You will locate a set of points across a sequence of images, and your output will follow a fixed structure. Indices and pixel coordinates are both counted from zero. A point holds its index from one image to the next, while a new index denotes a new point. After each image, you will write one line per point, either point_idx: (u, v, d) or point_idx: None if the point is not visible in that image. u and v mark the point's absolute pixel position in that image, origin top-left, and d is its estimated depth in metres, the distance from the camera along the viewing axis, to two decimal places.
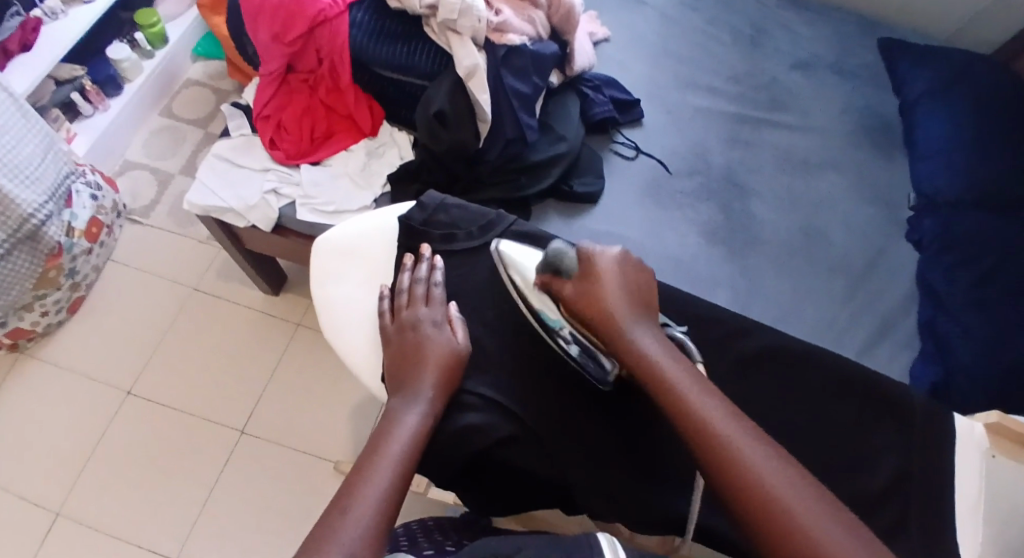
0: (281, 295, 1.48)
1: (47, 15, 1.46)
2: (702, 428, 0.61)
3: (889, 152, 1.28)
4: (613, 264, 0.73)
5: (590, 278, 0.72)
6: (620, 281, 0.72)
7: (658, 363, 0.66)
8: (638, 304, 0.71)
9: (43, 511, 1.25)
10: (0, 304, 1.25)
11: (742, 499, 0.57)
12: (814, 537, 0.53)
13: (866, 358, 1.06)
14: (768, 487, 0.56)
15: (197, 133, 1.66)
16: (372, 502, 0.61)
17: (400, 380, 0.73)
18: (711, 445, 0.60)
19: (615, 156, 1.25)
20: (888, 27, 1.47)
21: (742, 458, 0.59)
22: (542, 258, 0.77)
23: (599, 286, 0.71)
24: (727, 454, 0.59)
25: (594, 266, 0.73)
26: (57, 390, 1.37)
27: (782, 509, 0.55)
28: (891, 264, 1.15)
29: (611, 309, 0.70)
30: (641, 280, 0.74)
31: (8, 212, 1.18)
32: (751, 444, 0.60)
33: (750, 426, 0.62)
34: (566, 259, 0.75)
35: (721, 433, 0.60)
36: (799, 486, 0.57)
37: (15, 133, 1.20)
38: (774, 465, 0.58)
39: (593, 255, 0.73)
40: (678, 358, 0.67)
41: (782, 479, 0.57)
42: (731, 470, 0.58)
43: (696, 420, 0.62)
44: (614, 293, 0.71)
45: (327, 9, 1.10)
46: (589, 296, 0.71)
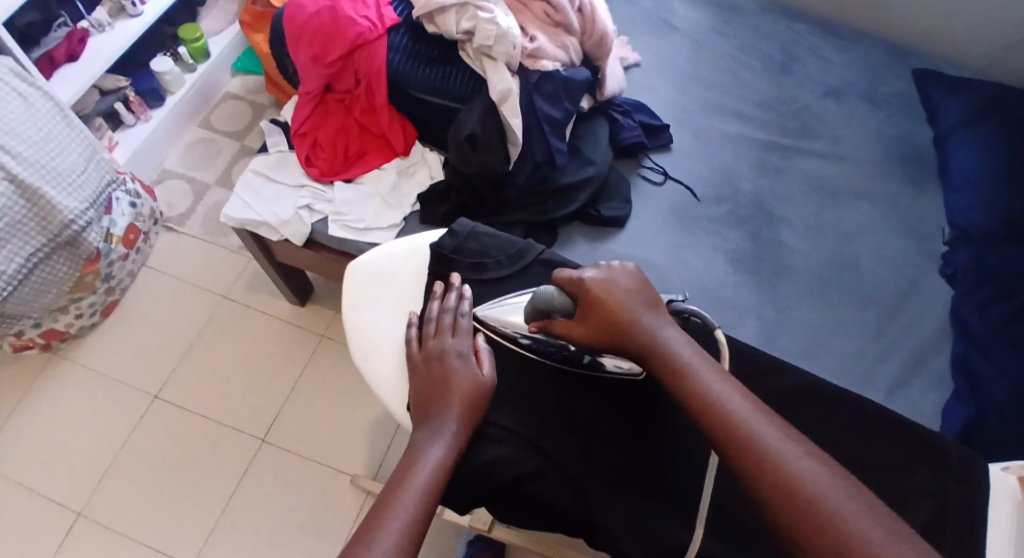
0: (307, 306, 1.50)
1: (93, 27, 1.50)
2: (727, 427, 0.63)
3: (923, 184, 1.26)
4: (617, 274, 0.75)
5: (590, 300, 0.73)
6: (627, 288, 0.74)
7: (682, 361, 0.68)
8: (650, 307, 0.73)
9: (67, 512, 1.28)
10: (37, 307, 1.29)
11: (773, 492, 0.58)
12: (847, 528, 0.55)
13: (896, 395, 1.04)
14: (799, 477, 0.58)
15: (233, 144, 1.70)
16: (390, 542, 0.62)
17: (425, 413, 0.74)
18: (739, 441, 0.62)
19: (642, 181, 1.24)
20: (923, 56, 1.46)
21: (770, 451, 0.60)
22: (529, 306, 0.77)
23: (602, 303, 0.72)
24: (755, 449, 0.61)
25: (594, 280, 0.74)
26: (86, 393, 1.39)
27: (814, 500, 0.57)
28: (924, 298, 1.13)
29: (624, 315, 0.72)
30: (646, 286, 0.76)
31: (49, 217, 1.22)
32: (780, 440, 0.61)
33: (779, 424, 0.63)
34: (556, 299, 0.75)
35: (751, 432, 0.62)
36: (829, 476, 0.58)
37: (58, 142, 1.24)
38: (803, 455, 0.60)
39: (584, 279, 0.74)
40: (701, 355, 0.69)
41: (810, 468, 0.59)
42: (759, 464, 0.60)
43: (722, 416, 0.64)
44: (620, 305, 0.72)
45: (366, 32, 1.12)
46: (600, 303, 0.73)
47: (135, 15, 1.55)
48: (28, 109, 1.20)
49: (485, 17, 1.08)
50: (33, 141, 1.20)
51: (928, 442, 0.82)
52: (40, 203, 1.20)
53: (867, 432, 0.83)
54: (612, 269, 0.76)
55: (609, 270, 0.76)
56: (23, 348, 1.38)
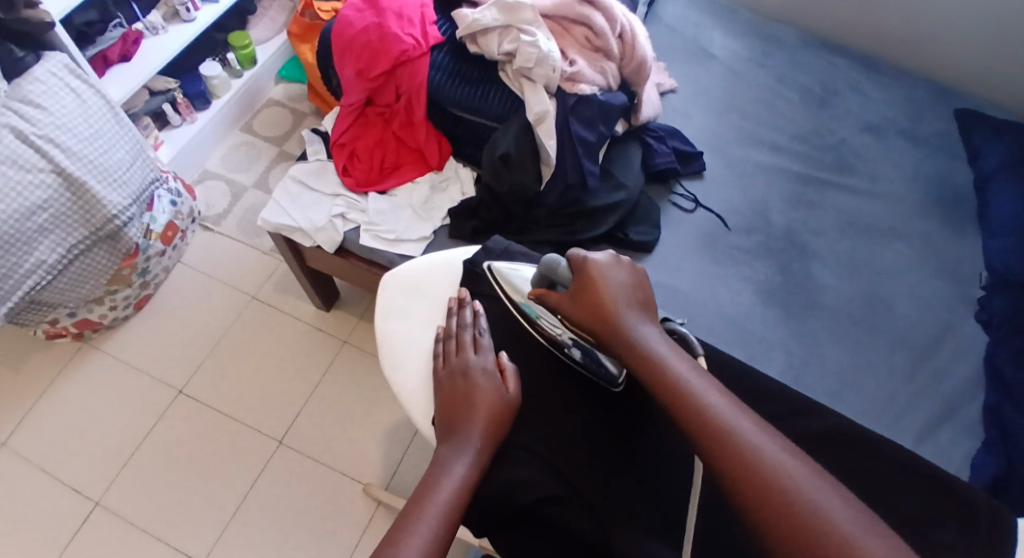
0: (332, 311, 1.53)
1: (148, 30, 1.56)
2: (703, 417, 0.63)
3: (961, 225, 1.24)
4: (618, 266, 0.76)
5: (583, 282, 0.75)
6: (622, 282, 0.75)
7: (655, 354, 0.69)
8: (636, 304, 0.74)
9: (85, 499, 1.30)
10: (74, 296, 1.33)
11: (743, 484, 0.58)
12: (820, 511, 0.55)
13: (925, 442, 1.02)
14: (772, 469, 0.58)
15: (273, 149, 1.74)
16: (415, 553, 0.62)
17: (449, 428, 0.75)
18: (710, 432, 0.62)
19: (673, 207, 1.25)
20: (967, 97, 1.44)
21: (742, 442, 0.60)
22: (536, 272, 0.81)
23: (592, 288, 0.74)
24: (728, 440, 0.61)
25: (594, 265, 0.75)
26: (112, 383, 1.43)
27: (784, 491, 0.57)
28: (958, 343, 1.11)
29: (609, 303, 0.73)
30: (641, 282, 0.77)
31: (93, 212, 1.25)
32: (753, 431, 0.61)
33: (749, 414, 0.63)
34: (559, 270, 0.78)
35: (724, 423, 0.62)
36: (801, 468, 0.58)
37: (108, 138, 1.29)
38: (779, 450, 0.60)
39: (587, 259, 0.76)
40: (676, 350, 0.69)
41: (785, 462, 0.59)
42: (734, 458, 0.60)
43: (695, 406, 0.64)
44: (610, 293, 0.73)
45: (410, 50, 1.15)
46: (588, 292, 0.74)
47: (188, 21, 1.60)
48: (82, 104, 1.25)
49: (527, 40, 1.10)
50: (83, 137, 1.24)
51: (953, 493, 0.80)
52: (85, 196, 1.24)
53: (894, 478, 0.81)
54: (616, 261, 0.76)
55: (609, 261, 0.76)
56: (56, 335, 1.42)
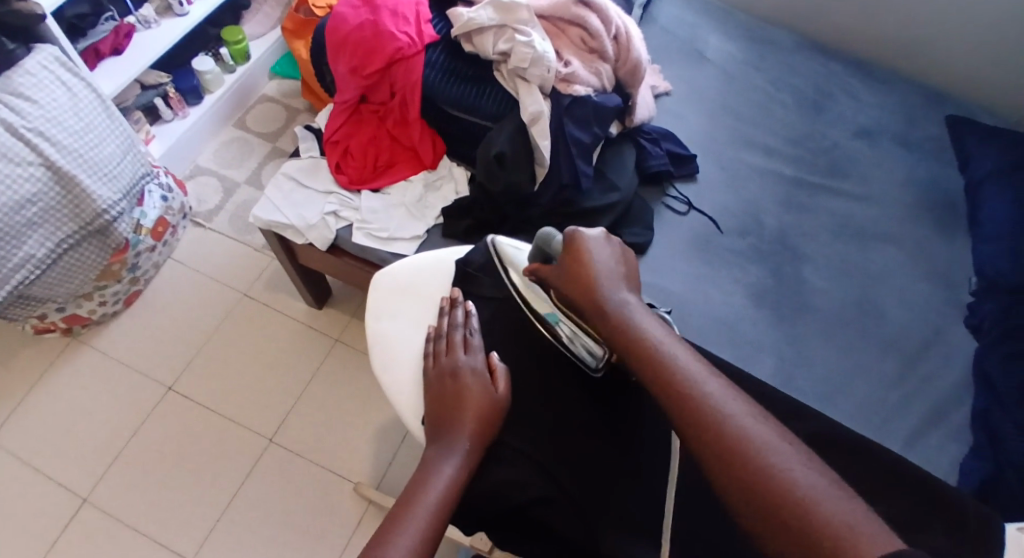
0: (324, 309, 1.52)
1: (140, 23, 1.55)
2: (674, 382, 0.63)
3: (952, 231, 1.25)
4: (605, 242, 0.77)
5: (569, 255, 0.76)
6: (606, 257, 0.76)
7: (633, 322, 0.70)
8: (622, 277, 0.75)
9: (72, 496, 1.29)
10: (62, 291, 1.32)
11: (707, 443, 0.59)
12: (784, 475, 0.55)
13: (912, 445, 1.03)
14: (738, 433, 0.58)
15: (265, 145, 1.73)
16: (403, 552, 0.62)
17: (439, 429, 0.75)
18: (680, 396, 0.62)
19: (666, 209, 1.25)
20: (959, 103, 1.45)
21: (712, 406, 0.61)
22: (532, 247, 0.83)
23: (578, 261, 0.75)
24: (697, 403, 0.61)
25: (580, 239, 0.76)
26: (100, 378, 1.42)
27: (749, 455, 0.57)
28: (947, 348, 1.12)
29: (592, 274, 0.74)
30: (629, 259, 0.78)
31: (83, 206, 1.24)
32: (723, 396, 0.61)
33: (723, 381, 0.63)
34: (553, 243, 0.80)
35: (695, 388, 0.62)
36: (770, 434, 0.58)
37: (99, 132, 1.28)
38: (745, 412, 0.60)
39: (574, 233, 0.77)
40: (654, 319, 0.70)
41: (749, 423, 0.59)
42: (701, 418, 0.60)
43: (668, 371, 0.64)
44: (594, 265, 0.74)
45: (405, 48, 1.14)
46: (574, 260, 0.76)
47: (181, 15, 1.59)
48: (72, 97, 1.24)
49: (523, 40, 1.09)
50: (73, 131, 1.23)
51: (938, 497, 0.81)
52: (74, 191, 1.23)
53: (882, 484, 0.82)
54: (603, 238, 0.77)
55: (599, 235, 0.77)
56: (44, 330, 1.41)
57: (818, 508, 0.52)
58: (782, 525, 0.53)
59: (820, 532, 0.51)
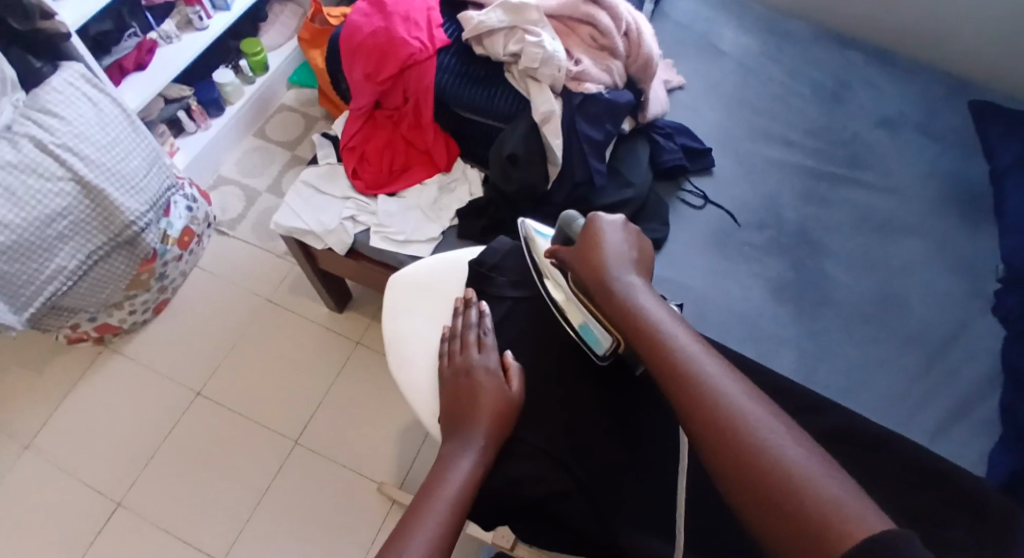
0: (346, 313, 1.54)
1: (161, 39, 1.59)
2: (672, 361, 0.64)
3: (977, 220, 1.22)
4: (621, 228, 0.79)
5: (584, 237, 0.78)
6: (620, 241, 0.77)
7: (637, 304, 0.70)
8: (633, 262, 0.76)
9: (107, 499, 1.33)
10: (93, 301, 1.36)
11: (698, 419, 0.59)
12: (774, 452, 0.55)
13: (938, 437, 1.01)
14: (731, 410, 0.58)
15: (286, 153, 1.77)
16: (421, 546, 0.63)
17: (455, 426, 0.76)
18: (678, 374, 0.63)
19: (682, 204, 1.24)
20: (982, 88, 1.42)
21: (707, 385, 0.61)
22: (556, 229, 0.85)
23: (591, 244, 0.77)
24: (692, 381, 0.61)
25: (597, 224, 0.78)
26: (132, 385, 1.46)
27: (740, 431, 0.57)
28: (973, 339, 1.09)
29: (602, 256, 0.75)
30: (644, 247, 0.79)
31: (112, 218, 1.28)
32: (720, 375, 0.61)
33: (722, 362, 0.63)
34: (574, 226, 0.83)
35: (692, 367, 0.63)
36: (764, 414, 0.58)
37: (125, 146, 1.31)
38: (738, 391, 0.60)
39: (592, 218, 0.79)
40: (659, 303, 0.71)
41: (741, 402, 0.59)
42: (695, 395, 0.60)
43: (667, 351, 0.65)
44: (606, 247, 0.76)
45: (417, 53, 1.16)
46: (587, 243, 0.77)
47: (201, 29, 1.63)
48: (98, 112, 1.28)
49: (532, 40, 1.10)
50: (101, 145, 1.27)
51: (964, 490, 0.79)
52: (103, 203, 1.27)
53: (904, 478, 0.80)
54: (620, 225, 0.79)
55: (616, 221, 0.79)
56: (78, 339, 1.46)
57: (803, 485, 0.52)
58: (765, 500, 0.53)
59: (803, 505, 0.51)
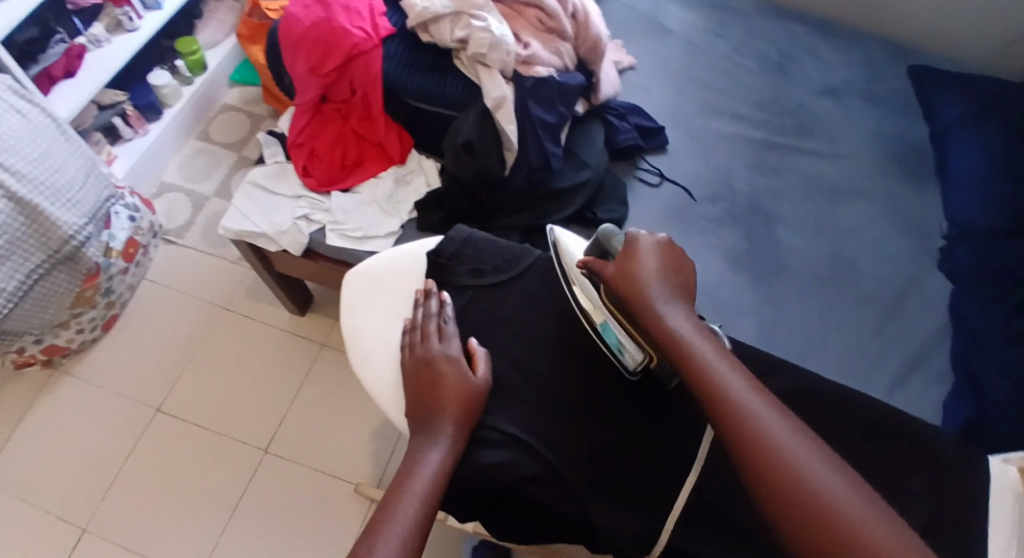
0: (308, 316, 1.51)
1: (91, 43, 1.51)
2: (720, 398, 0.63)
3: (921, 180, 1.26)
4: (664, 247, 0.75)
5: (627, 256, 0.74)
6: (662, 262, 0.74)
7: (679, 332, 0.69)
8: (675, 285, 0.73)
9: (69, 525, 1.28)
10: (37, 323, 1.29)
11: (757, 471, 0.59)
12: (827, 499, 0.56)
13: (897, 392, 1.04)
14: (785, 455, 0.59)
15: (232, 155, 1.71)
16: (393, 544, 0.63)
17: (421, 419, 0.76)
18: (727, 411, 0.62)
19: (639, 183, 1.25)
20: (918, 53, 1.46)
21: (758, 425, 0.61)
22: (590, 241, 0.81)
23: (634, 265, 0.73)
24: (742, 420, 0.61)
25: (641, 243, 0.74)
26: (87, 406, 1.40)
27: (794, 476, 0.57)
28: (925, 295, 1.13)
29: (645, 280, 0.72)
30: (685, 266, 0.76)
31: (49, 234, 1.22)
32: (769, 414, 0.61)
33: (768, 397, 0.63)
34: (613, 240, 0.78)
35: (742, 406, 0.62)
36: (814, 457, 0.59)
37: (57, 157, 1.24)
38: (796, 442, 0.59)
39: (636, 235, 0.75)
40: (702, 330, 0.69)
41: (802, 457, 0.58)
42: (756, 445, 0.60)
43: (714, 387, 0.64)
44: (649, 270, 0.73)
45: (361, 43, 1.13)
46: (629, 263, 0.74)
47: (131, 30, 1.56)
48: (29, 125, 1.21)
49: (479, 25, 1.09)
50: (31, 158, 1.20)
51: (923, 439, 0.82)
52: (39, 218, 1.20)
53: (872, 434, 0.82)
54: (663, 243, 0.75)
55: (659, 241, 0.75)
56: (24, 364, 1.39)
57: (868, 547, 0.53)
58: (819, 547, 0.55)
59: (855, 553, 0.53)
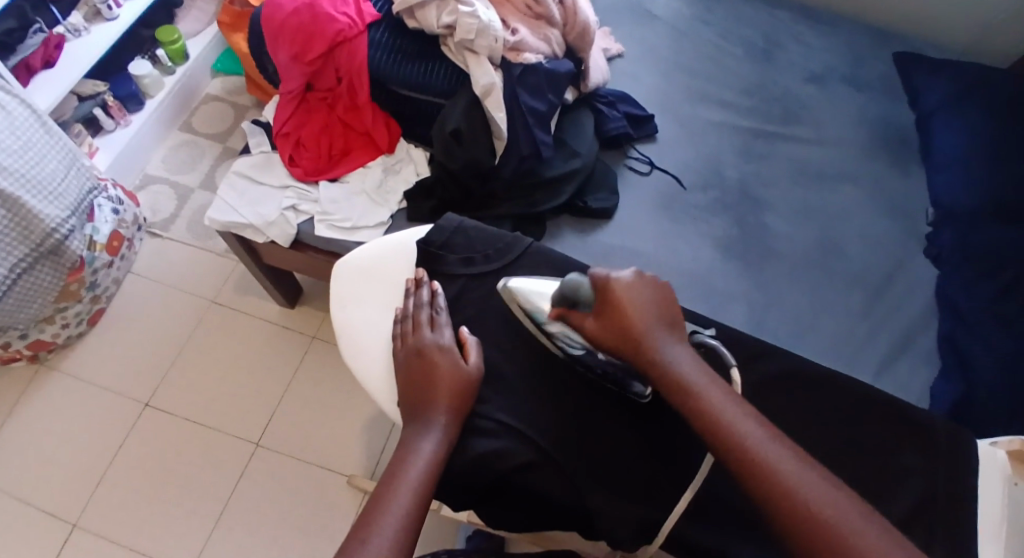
0: (297, 308, 1.50)
1: (70, 32, 1.48)
2: (749, 456, 0.60)
3: (906, 165, 1.27)
4: (642, 285, 0.71)
5: (610, 310, 0.70)
6: (648, 304, 0.70)
7: (692, 383, 0.66)
8: (667, 326, 0.70)
9: (59, 522, 1.26)
10: (22, 318, 1.27)
11: (804, 530, 0.56)
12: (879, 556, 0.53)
13: (885, 374, 1.05)
14: (828, 515, 0.56)
15: (216, 147, 1.69)
16: (388, 535, 0.62)
17: (414, 408, 0.75)
18: (761, 473, 0.59)
19: (629, 171, 1.24)
20: (903, 38, 1.47)
21: (794, 484, 0.58)
22: (556, 292, 0.75)
23: (622, 318, 0.69)
24: (777, 480, 0.58)
25: (619, 291, 0.70)
26: (76, 402, 1.38)
27: (842, 535, 0.55)
28: (911, 278, 1.14)
29: (641, 330, 0.68)
30: (668, 298, 0.72)
31: (32, 227, 1.20)
32: (801, 469, 0.59)
33: (792, 447, 0.61)
34: (583, 290, 0.73)
35: (773, 463, 0.59)
36: (854, 509, 0.56)
37: (38, 149, 1.22)
38: (835, 495, 0.57)
39: (611, 282, 0.70)
40: (712, 376, 0.66)
41: (847, 514, 0.56)
42: (796, 504, 0.57)
43: (741, 446, 0.61)
44: (640, 320, 0.68)
45: (346, 30, 1.12)
46: (616, 317, 0.69)
47: (110, 19, 1.53)
48: (8, 118, 1.17)
49: (465, 10, 1.07)
50: (12, 151, 1.17)
51: (912, 419, 0.83)
52: (21, 212, 1.18)
53: (864, 417, 0.83)
54: (641, 280, 0.71)
55: (636, 282, 0.71)
56: (9, 360, 1.36)
57: None
58: None
59: None
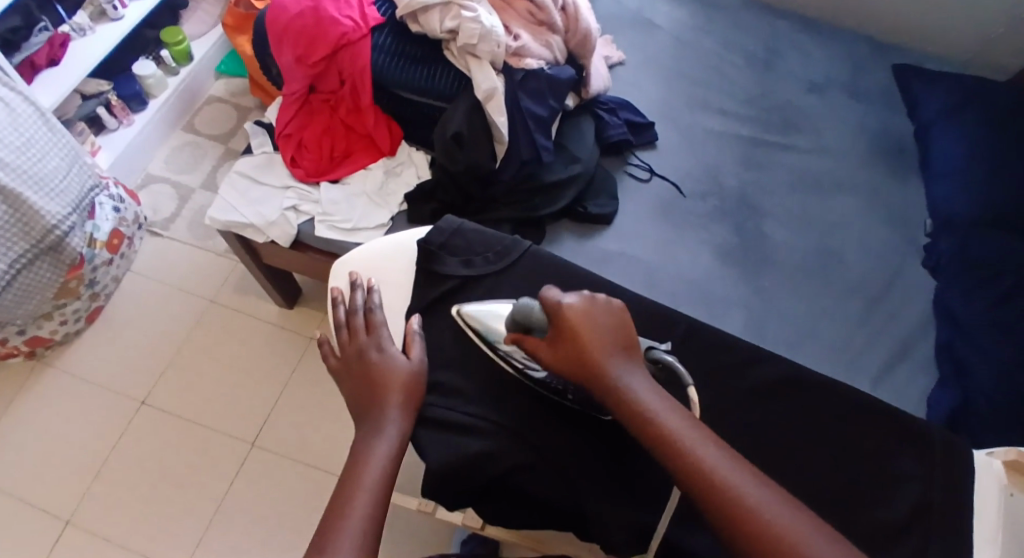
0: (295, 309, 1.50)
1: (75, 31, 1.49)
2: (710, 480, 0.59)
3: (905, 175, 1.28)
4: (596, 307, 0.69)
5: (562, 336, 0.68)
6: (603, 327, 0.68)
7: (649, 407, 0.64)
8: (622, 349, 0.68)
9: (53, 519, 1.26)
10: (20, 313, 1.28)
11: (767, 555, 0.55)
12: None
13: (883, 382, 1.05)
14: (791, 540, 0.55)
15: (218, 148, 1.69)
16: (351, 538, 0.62)
17: (364, 408, 0.74)
18: (724, 500, 0.58)
19: (628, 177, 1.25)
20: (902, 50, 1.48)
21: (755, 508, 0.57)
22: (510, 317, 0.74)
23: (574, 344, 0.67)
24: (739, 506, 0.58)
25: (571, 313, 0.68)
26: (73, 399, 1.38)
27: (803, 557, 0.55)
28: (908, 288, 1.15)
29: (593, 355, 0.66)
30: (624, 322, 0.70)
31: (32, 224, 1.20)
32: (761, 492, 0.59)
33: (750, 468, 0.61)
34: (534, 316, 0.72)
35: (733, 488, 0.59)
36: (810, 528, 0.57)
37: (41, 147, 1.22)
38: (795, 516, 0.57)
39: (562, 305, 0.68)
40: (667, 400, 0.65)
41: (808, 534, 0.56)
42: (755, 530, 0.57)
43: (703, 472, 0.60)
44: (592, 345, 0.67)
45: (350, 33, 1.12)
46: (569, 343, 0.67)
47: (115, 19, 1.54)
48: (11, 114, 1.17)
49: (468, 15, 1.08)
50: (14, 147, 1.17)
51: (908, 424, 0.83)
52: (22, 208, 1.18)
53: (860, 423, 0.83)
54: (593, 302, 0.69)
55: (587, 305, 0.69)
56: (6, 355, 1.37)
57: None
58: None
59: None
